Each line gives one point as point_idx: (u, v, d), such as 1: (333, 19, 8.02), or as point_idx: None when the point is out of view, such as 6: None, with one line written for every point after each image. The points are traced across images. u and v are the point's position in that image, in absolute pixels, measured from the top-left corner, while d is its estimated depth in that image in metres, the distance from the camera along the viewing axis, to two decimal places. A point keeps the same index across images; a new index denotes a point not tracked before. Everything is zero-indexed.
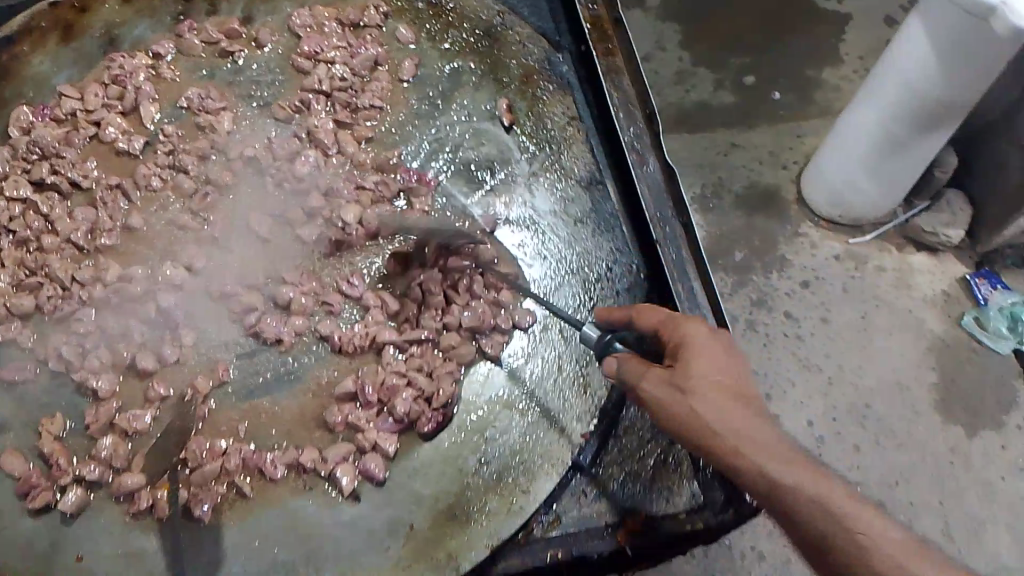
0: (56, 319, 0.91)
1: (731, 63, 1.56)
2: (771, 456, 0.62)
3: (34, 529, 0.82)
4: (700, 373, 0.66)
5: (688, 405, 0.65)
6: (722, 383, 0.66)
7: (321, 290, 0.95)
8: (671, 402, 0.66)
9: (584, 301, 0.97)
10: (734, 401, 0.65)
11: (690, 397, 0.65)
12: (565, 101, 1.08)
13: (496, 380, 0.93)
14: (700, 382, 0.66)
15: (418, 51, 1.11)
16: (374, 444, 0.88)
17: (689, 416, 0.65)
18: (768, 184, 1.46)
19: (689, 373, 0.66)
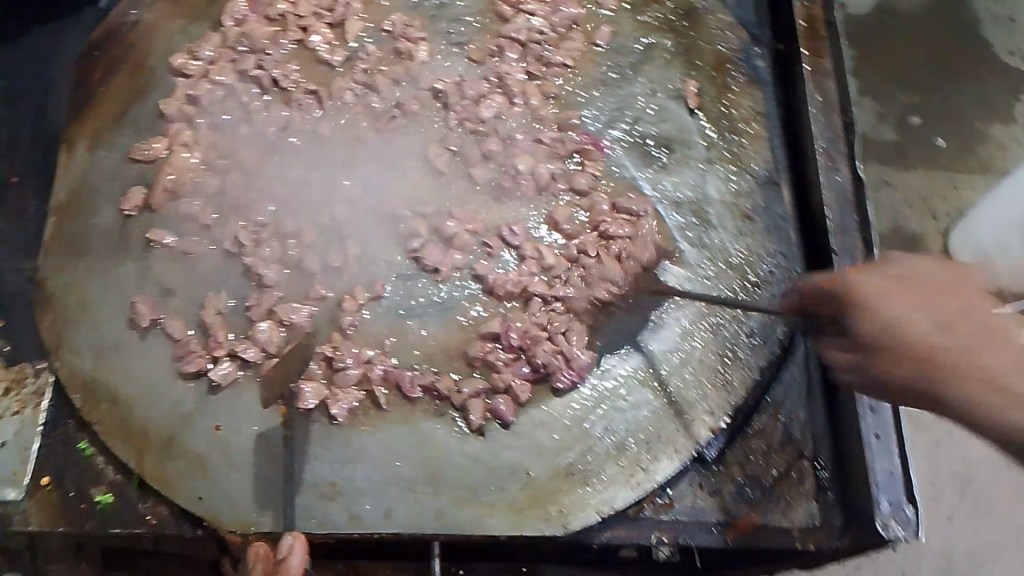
0: (236, 207, 0.96)
1: (897, 99, 1.51)
2: (935, 292, 0.59)
3: (186, 390, 0.88)
4: (876, 276, 0.63)
5: (868, 310, 0.61)
6: (945, 297, 0.58)
7: (483, 232, 0.97)
8: (870, 300, 0.61)
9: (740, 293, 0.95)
10: (916, 314, 0.58)
11: (869, 307, 0.61)
12: (754, 96, 1.06)
13: (634, 353, 0.92)
14: (911, 290, 0.60)
15: (616, 19, 1.10)
16: (508, 387, 0.90)
17: (878, 321, 0.61)
18: (914, 232, 1.42)
19: (879, 289, 0.61)
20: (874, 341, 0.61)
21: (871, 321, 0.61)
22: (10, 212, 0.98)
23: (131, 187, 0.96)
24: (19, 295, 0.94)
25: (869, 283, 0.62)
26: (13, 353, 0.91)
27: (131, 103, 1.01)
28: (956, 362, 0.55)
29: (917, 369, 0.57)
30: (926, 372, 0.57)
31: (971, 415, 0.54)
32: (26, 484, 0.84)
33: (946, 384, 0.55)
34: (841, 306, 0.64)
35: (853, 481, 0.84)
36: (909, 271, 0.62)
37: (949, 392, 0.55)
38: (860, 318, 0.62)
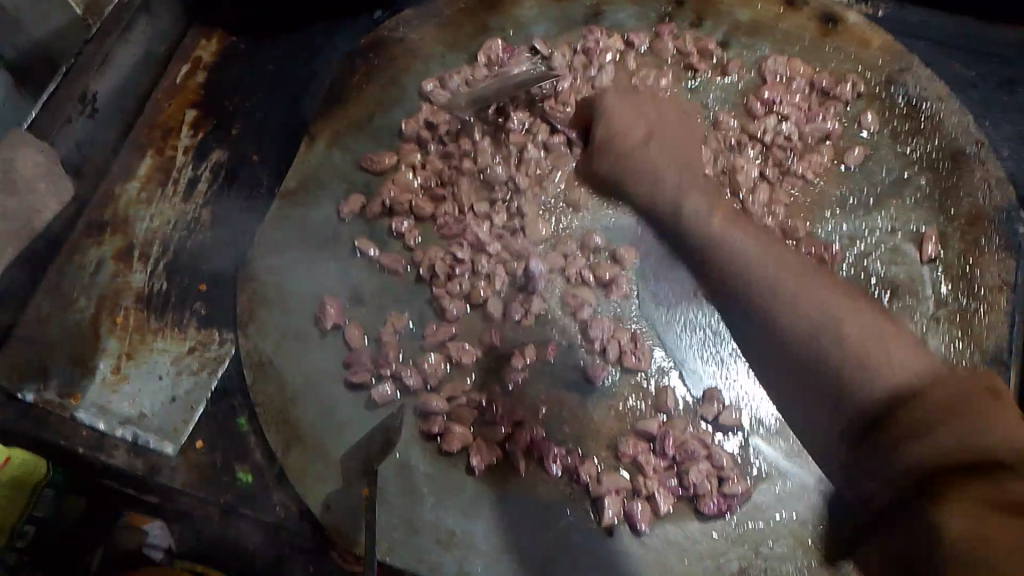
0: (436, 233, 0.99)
1: None
2: (802, 267, 0.64)
3: (346, 397, 0.91)
4: (736, 238, 0.69)
5: (748, 282, 0.64)
6: (808, 274, 0.63)
7: (668, 324, 0.94)
8: (752, 266, 0.65)
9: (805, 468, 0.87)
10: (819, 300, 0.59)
11: (748, 272, 0.65)
12: (1005, 264, 0.96)
13: (795, 500, 0.86)
14: (765, 255, 0.66)
15: (871, 140, 1.04)
16: (649, 494, 0.85)
17: (762, 292, 0.63)
18: None
19: (752, 249, 0.67)
20: (775, 324, 0.61)
21: (764, 310, 0.62)
22: (243, 185, 1.05)
23: (353, 192, 1.01)
24: (229, 262, 1.00)
25: (750, 251, 0.67)
26: (209, 314, 0.97)
27: (374, 115, 1.06)
28: (876, 362, 0.55)
29: (822, 353, 0.57)
30: (826, 358, 0.57)
31: (924, 389, 0.50)
32: (182, 443, 0.90)
33: (850, 367, 0.55)
34: (750, 286, 0.64)
35: None
36: (741, 224, 0.72)
37: (851, 341, 0.56)
38: (745, 290, 0.64)
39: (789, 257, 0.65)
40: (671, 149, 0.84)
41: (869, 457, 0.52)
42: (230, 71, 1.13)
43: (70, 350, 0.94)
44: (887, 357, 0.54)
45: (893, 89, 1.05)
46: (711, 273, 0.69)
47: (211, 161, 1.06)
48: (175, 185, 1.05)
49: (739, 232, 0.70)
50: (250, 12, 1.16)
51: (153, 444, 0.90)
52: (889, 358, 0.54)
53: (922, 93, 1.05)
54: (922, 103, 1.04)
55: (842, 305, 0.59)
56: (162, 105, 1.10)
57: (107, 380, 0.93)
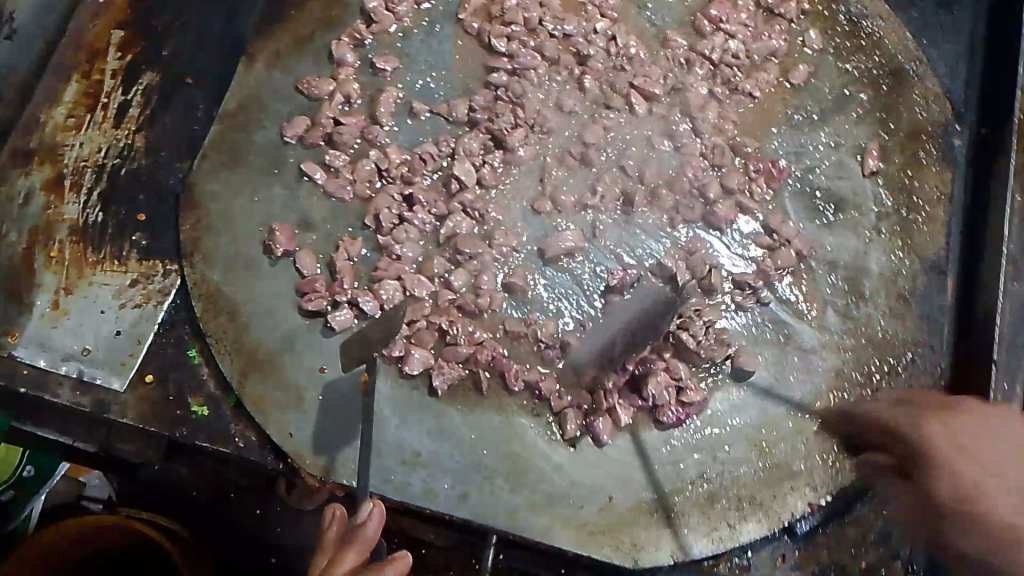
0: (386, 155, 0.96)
1: None
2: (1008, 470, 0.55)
3: (301, 324, 0.89)
4: (944, 424, 0.58)
5: (976, 494, 0.54)
6: (986, 457, 0.56)
7: (620, 246, 0.95)
8: (979, 485, 0.54)
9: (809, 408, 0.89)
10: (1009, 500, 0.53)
11: (974, 478, 0.55)
12: (941, 176, 1.00)
13: (748, 407, 0.89)
14: (976, 453, 0.56)
15: (817, 58, 1.05)
16: (611, 407, 0.86)
17: (959, 488, 0.55)
18: None
19: (961, 450, 0.56)
20: (960, 529, 0.54)
21: (986, 529, 0.53)
22: (177, 110, 1.00)
23: (297, 115, 0.98)
24: (167, 190, 0.96)
25: (978, 458, 0.55)
26: (151, 244, 0.93)
27: (314, 34, 1.02)
28: None
29: (1011, 558, 0.51)
30: None
31: None
32: (131, 377, 0.88)
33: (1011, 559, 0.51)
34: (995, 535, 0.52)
35: None
36: (990, 434, 0.57)
37: None
38: (948, 506, 0.55)
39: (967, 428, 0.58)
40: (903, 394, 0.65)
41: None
42: None
43: (3, 287, 0.90)
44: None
45: (837, 8, 1.07)
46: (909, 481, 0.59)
47: (142, 85, 1.01)
48: (104, 111, 0.99)
49: (970, 430, 0.57)
50: None
51: (99, 378, 0.87)
52: None
53: (865, 11, 1.07)
54: (864, 21, 1.06)
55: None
56: (86, 26, 1.02)
57: (46, 316, 0.89)
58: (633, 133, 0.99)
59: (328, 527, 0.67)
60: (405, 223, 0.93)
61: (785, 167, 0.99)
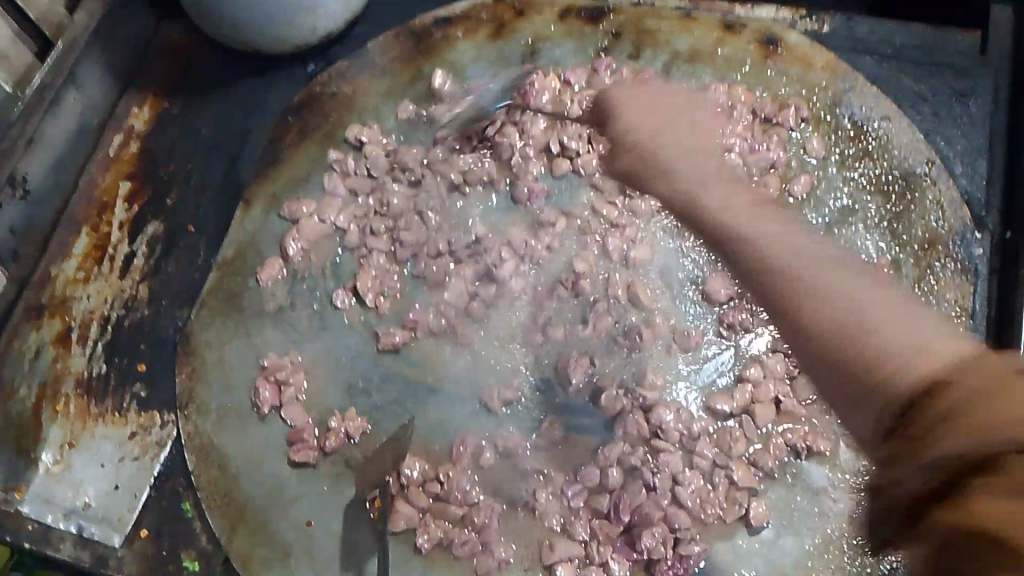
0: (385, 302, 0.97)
1: None
2: (824, 260, 0.58)
3: (288, 476, 0.89)
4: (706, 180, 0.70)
5: (843, 297, 0.53)
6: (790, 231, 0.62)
7: (604, 374, 0.91)
8: (835, 291, 0.54)
9: (822, 565, 0.84)
10: (860, 283, 0.54)
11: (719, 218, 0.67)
12: (962, 288, 0.95)
13: (753, 557, 0.84)
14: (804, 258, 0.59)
15: (819, 169, 1.01)
16: (604, 561, 0.83)
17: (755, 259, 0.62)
18: None
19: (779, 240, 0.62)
20: (815, 338, 0.53)
21: (788, 280, 0.57)
22: (180, 258, 1.02)
23: (286, 257, 0.99)
24: (166, 339, 0.98)
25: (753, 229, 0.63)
26: (149, 397, 0.95)
27: (308, 175, 1.04)
28: (845, 274, 0.56)
29: (834, 323, 0.53)
30: (843, 331, 0.52)
31: (860, 326, 0.51)
32: (128, 532, 0.89)
33: (872, 330, 0.51)
34: (820, 275, 0.56)
35: None
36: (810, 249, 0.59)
37: (844, 356, 0.51)
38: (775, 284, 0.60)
39: (810, 233, 0.62)
40: (677, 114, 0.74)
41: (870, 402, 0.49)
42: (161, 135, 1.09)
43: (12, 440, 0.92)
44: (855, 292, 0.53)
45: (839, 111, 1.02)
46: (748, 281, 0.63)
47: (146, 235, 1.04)
48: (112, 262, 1.02)
49: (686, 164, 0.71)
50: (184, 73, 1.12)
51: (98, 534, 0.89)
52: (866, 320, 0.51)
53: (870, 113, 1.02)
54: (869, 123, 1.02)
55: (835, 259, 0.58)
56: (98, 180, 1.07)
57: (51, 472, 0.92)
58: (624, 262, 0.96)
59: None
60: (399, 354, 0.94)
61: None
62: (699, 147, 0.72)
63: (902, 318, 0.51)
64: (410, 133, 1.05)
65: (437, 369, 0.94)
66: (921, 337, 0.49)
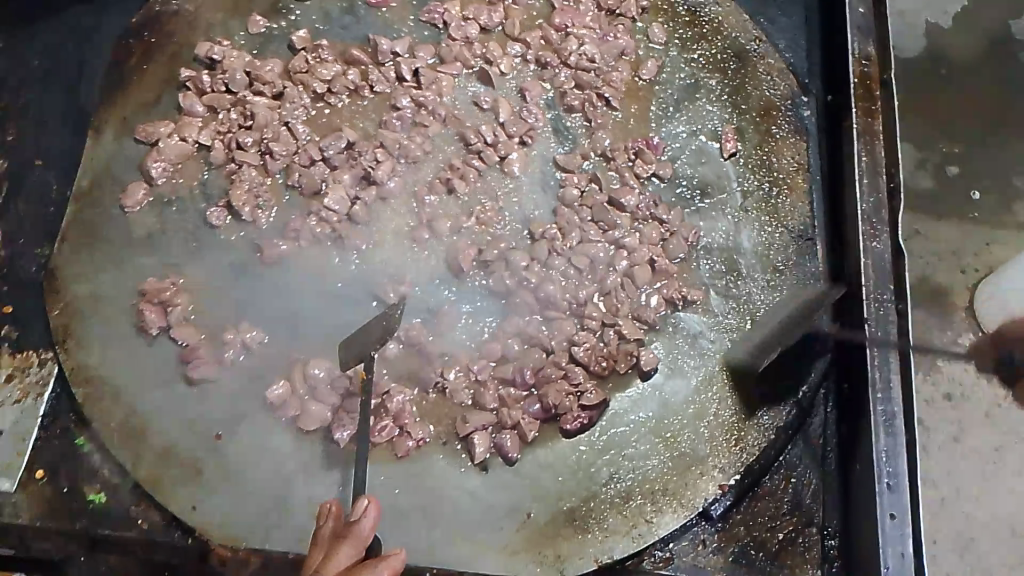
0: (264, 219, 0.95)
1: (940, 148, 1.20)
2: None
3: (188, 394, 0.87)
4: None
5: None
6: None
7: (489, 256, 0.94)
8: None
9: (709, 399, 0.91)
10: None
11: None
12: (797, 146, 1.04)
13: (648, 401, 0.91)
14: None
15: (664, 52, 1.08)
16: (516, 424, 0.87)
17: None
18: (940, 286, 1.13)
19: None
20: None
21: None
22: (30, 195, 0.96)
23: (149, 181, 0.95)
24: (29, 279, 0.93)
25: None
26: (20, 338, 0.90)
27: (160, 97, 1.00)
28: None
29: None
30: None
31: None
32: (20, 476, 0.85)
33: None
34: None
35: (860, 543, 0.84)
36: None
37: None
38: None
39: None
40: None
41: None
42: None
43: None
44: None
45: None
46: None
47: None
48: None
49: None
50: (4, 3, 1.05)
51: None
52: None
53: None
54: (702, 9, 1.10)
55: None
56: None
57: None
58: (496, 155, 0.99)
59: (323, 524, 0.70)
60: (286, 263, 0.93)
61: (654, 158, 1.00)
62: None
63: None
64: (264, 48, 1.04)
65: (326, 275, 0.93)
66: None
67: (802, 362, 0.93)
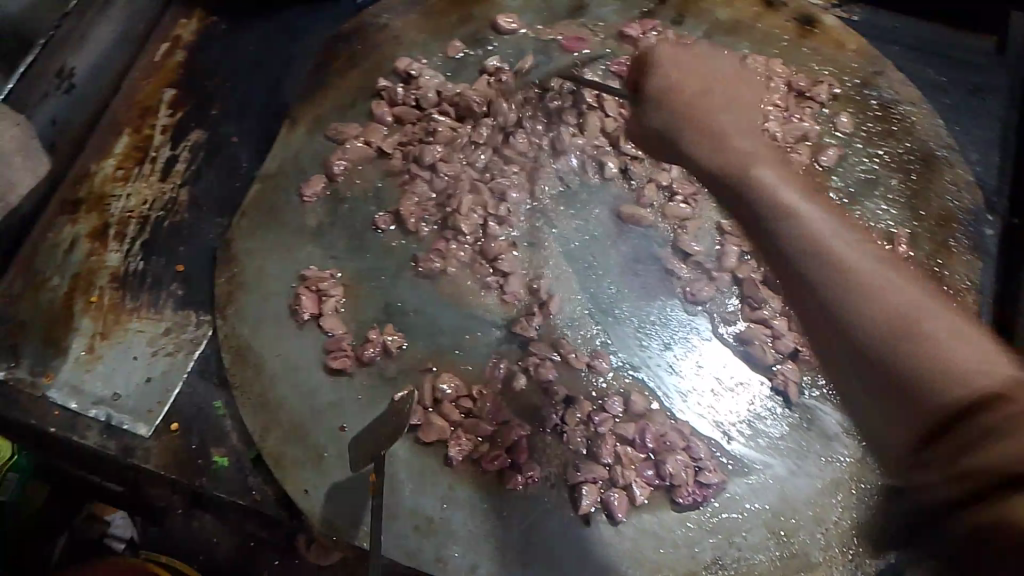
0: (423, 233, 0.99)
1: None
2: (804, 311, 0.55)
3: (324, 383, 0.91)
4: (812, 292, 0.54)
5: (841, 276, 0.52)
6: (884, 270, 0.51)
7: (643, 313, 0.96)
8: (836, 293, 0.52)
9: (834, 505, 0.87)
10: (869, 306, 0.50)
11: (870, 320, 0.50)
12: (971, 264, 0.99)
13: (768, 492, 0.87)
14: (844, 238, 0.54)
15: (846, 142, 1.06)
16: (627, 484, 0.86)
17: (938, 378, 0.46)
18: None
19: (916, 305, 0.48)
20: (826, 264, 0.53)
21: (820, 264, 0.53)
22: (221, 168, 1.04)
23: (328, 177, 1.01)
24: (205, 245, 0.99)
25: (898, 293, 0.50)
26: (185, 298, 0.96)
27: (354, 101, 1.06)
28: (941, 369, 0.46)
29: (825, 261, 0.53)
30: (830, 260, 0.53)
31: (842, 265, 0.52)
32: (157, 424, 0.89)
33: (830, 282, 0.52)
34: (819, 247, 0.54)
35: None
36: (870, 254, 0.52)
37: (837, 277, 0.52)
38: (828, 297, 0.52)
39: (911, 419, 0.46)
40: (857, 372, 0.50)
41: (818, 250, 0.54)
42: (208, 49, 1.11)
43: (41, 329, 0.93)
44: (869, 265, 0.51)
45: (868, 92, 1.08)
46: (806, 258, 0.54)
47: (188, 142, 1.05)
48: (152, 165, 1.04)
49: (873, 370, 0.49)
50: None
51: (127, 425, 0.89)
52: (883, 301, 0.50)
53: (896, 98, 1.08)
54: (895, 106, 1.07)
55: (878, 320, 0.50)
56: (142, 85, 1.08)
57: (80, 360, 0.92)
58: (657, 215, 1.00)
59: None
60: (438, 278, 0.96)
61: None
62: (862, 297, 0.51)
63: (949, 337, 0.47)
64: (457, 72, 1.08)
65: (472, 297, 0.96)
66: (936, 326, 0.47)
67: None
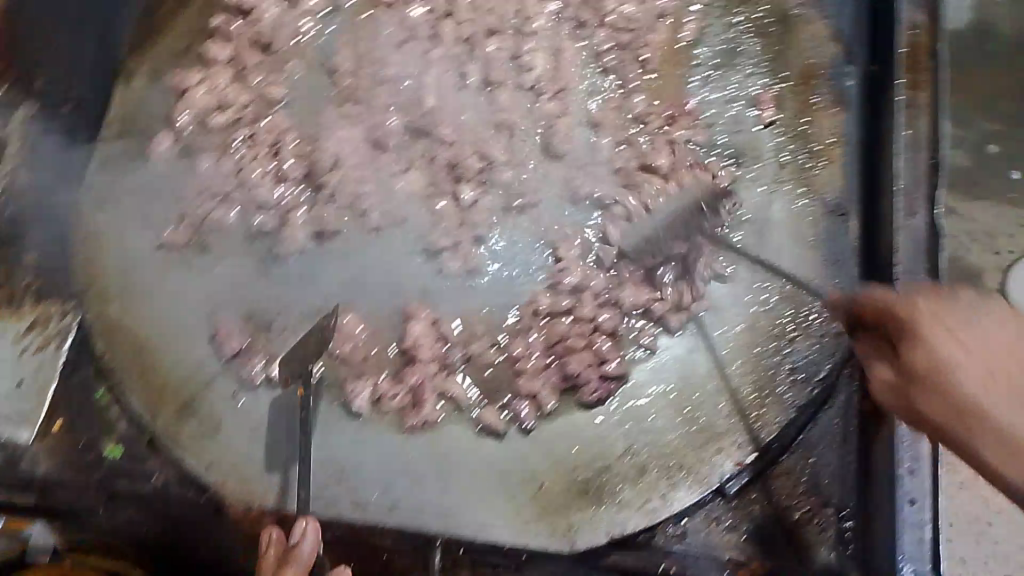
0: (283, 186, 0.93)
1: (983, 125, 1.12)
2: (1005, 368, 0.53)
3: (208, 348, 0.89)
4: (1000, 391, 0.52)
5: (960, 377, 0.54)
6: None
7: (519, 219, 0.93)
8: (951, 364, 0.54)
9: (733, 375, 0.89)
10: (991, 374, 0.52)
11: (964, 374, 0.53)
12: (837, 117, 0.99)
13: (668, 372, 0.89)
14: (977, 348, 0.54)
15: (703, 14, 1.04)
16: (534, 394, 0.87)
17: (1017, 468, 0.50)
18: None
19: (1004, 402, 0.52)
20: (945, 390, 0.54)
21: (947, 385, 0.54)
22: (59, 141, 0.97)
23: (175, 133, 0.96)
24: (56, 222, 0.93)
25: (978, 375, 0.53)
26: (42, 288, 0.91)
27: (191, 48, 1.00)
28: (986, 419, 0.52)
29: (955, 404, 0.53)
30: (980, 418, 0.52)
31: (939, 377, 0.54)
32: (38, 425, 0.87)
33: (973, 391, 0.53)
34: (955, 378, 0.54)
35: (874, 525, 0.79)
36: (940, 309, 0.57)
37: (922, 359, 0.56)
38: (925, 381, 0.55)
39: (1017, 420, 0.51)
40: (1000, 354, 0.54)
41: (924, 377, 0.56)
42: None
43: None
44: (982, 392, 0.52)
45: None
46: (924, 393, 0.56)
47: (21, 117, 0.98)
48: None
49: (972, 363, 0.54)
50: None
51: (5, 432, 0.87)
52: (983, 401, 0.52)
53: None
54: None
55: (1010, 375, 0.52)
56: None
57: None
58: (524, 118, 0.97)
59: (264, 548, 0.67)
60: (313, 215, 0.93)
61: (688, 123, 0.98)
62: (966, 399, 0.53)
63: (1002, 391, 0.52)
64: None
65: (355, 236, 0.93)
66: (995, 392, 0.52)
67: (829, 341, 0.89)
